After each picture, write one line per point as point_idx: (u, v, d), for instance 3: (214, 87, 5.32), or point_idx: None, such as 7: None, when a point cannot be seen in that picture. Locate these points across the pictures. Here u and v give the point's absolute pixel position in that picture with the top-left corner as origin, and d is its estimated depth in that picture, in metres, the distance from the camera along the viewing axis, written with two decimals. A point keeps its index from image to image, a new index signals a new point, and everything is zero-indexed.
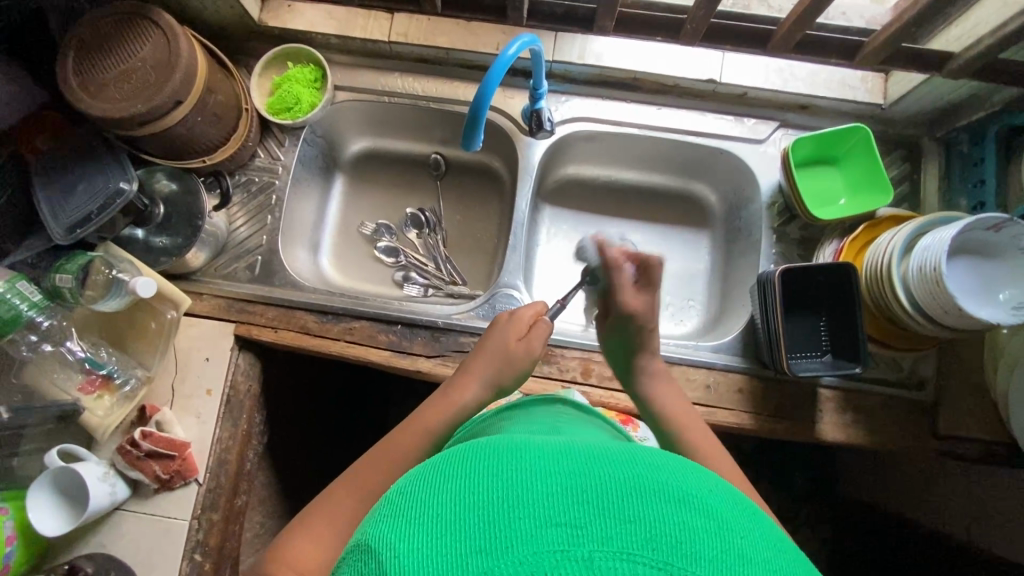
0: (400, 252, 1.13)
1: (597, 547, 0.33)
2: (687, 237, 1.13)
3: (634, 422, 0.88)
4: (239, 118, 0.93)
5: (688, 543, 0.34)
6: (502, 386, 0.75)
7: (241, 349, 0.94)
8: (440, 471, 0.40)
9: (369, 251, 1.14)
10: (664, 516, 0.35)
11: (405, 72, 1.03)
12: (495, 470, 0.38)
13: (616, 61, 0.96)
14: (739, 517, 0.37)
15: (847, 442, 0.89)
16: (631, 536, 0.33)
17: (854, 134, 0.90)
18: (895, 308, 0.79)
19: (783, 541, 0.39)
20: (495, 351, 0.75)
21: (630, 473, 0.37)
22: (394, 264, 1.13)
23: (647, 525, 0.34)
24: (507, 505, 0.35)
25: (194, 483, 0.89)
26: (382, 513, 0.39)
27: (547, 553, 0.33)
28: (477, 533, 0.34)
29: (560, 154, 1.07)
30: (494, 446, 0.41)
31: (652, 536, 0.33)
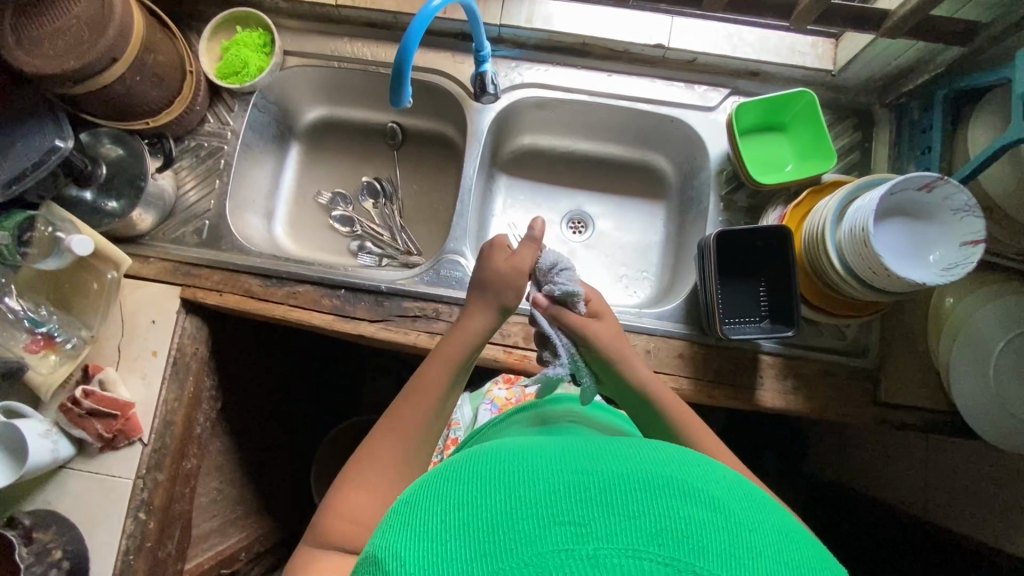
0: (355, 221, 1.13)
1: (601, 545, 0.35)
2: (644, 209, 1.13)
3: None
4: (183, 80, 0.93)
5: (694, 537, 0.36)
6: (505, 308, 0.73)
7: (187, 313, 0.95)
8: (446, 479, 0.43)
9: (325, 221, 1.14)
10: (668, 512, 0.37)
11: (354, 37, 1.02)
12: (501, 476, 0.41)
13: (564, 25, 0.95)
14: (744, 509, 0.40)
15: (787, 409, 0.89)
16: (637, 531, 0.36)
17: (798, 99, 0.88)
18: (830, 273, 0.79)
19: (794, 532, 0.41)
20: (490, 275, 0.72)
21: (633, 473, 0.40)
22: (350, 233, 1.13)
23: (651, 520, 0.36)
24: (511, 509, 0.38)
25: (139, 443, 0.90)
26: (389, 525, 0.41)
27: (551, 553, 0.35)
28: (485, 536, 0.37)
29: (513, 122, 1.07)
30: (501, 454, 0.44)
31: (657, 532, 0.36)
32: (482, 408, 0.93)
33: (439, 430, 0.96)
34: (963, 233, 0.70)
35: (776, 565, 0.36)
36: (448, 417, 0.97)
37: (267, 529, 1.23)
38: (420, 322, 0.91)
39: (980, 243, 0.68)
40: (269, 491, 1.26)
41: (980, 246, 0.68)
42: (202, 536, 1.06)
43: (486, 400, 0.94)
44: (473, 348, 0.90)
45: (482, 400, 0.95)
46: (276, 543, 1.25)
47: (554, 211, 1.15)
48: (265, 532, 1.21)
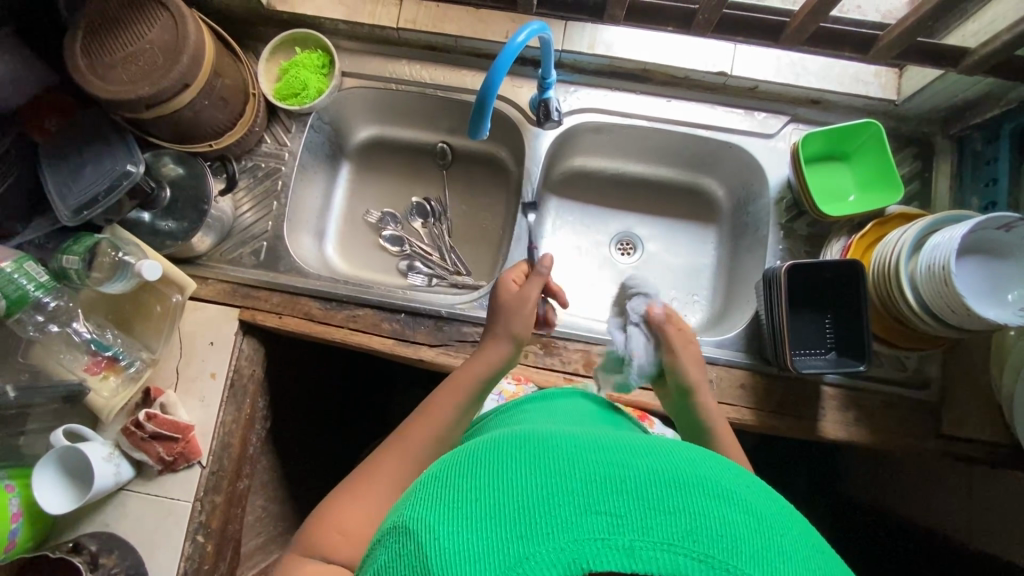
0: (404, 241, 1.13)
1: (637, 537, 0.35)
2: (693, 232, 1.13)
3: (650, 420, 0.89)
4: (246, 102, 0.92)
5: (728, 538, 0.36)
6: (520, 338, 0.73)
7: (244, 334, 0.95)
8: (476, 457, 0.42)
9: (374, 240, 1.14)
10: (704, 510, 0.37)
11: (413, 60, 1.02)
12: (533, 461, 0.40)
13: (626, 51, 0.95)
14: (777, 516, 0.39)
15: (849, 440, 0.89)
16: (672, 528, 0.36)
17: (864, 130, 0.88)
18: (902, 307, 0.79)
19: (820, 541, 0.41)
20: (503, 312, 0.74)
21: (668, 467, 0.39)
22: (399, 252, 1.13)
23: (688, 517, 0.36)
24: (546, 492, 0.37)
25: (197, 466, 0.90)
26: (416, 499, 0.41)
27: (587, 540, 0.35)
28: (517, 517, 0.36)
29: (568, 145, 1.07)
30: (532, 438, 0.43)
31: (693, 529, 0.36)
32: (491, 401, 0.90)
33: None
34: None
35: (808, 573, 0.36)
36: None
37: None
38: None
39: None
40: (309, 507, 1.26)
41: None
42: (249, 554, 1.06)
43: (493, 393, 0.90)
44: (534, 376, 0.90)
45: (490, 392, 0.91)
46: None
47: (603, 233, 1.16)
48: None
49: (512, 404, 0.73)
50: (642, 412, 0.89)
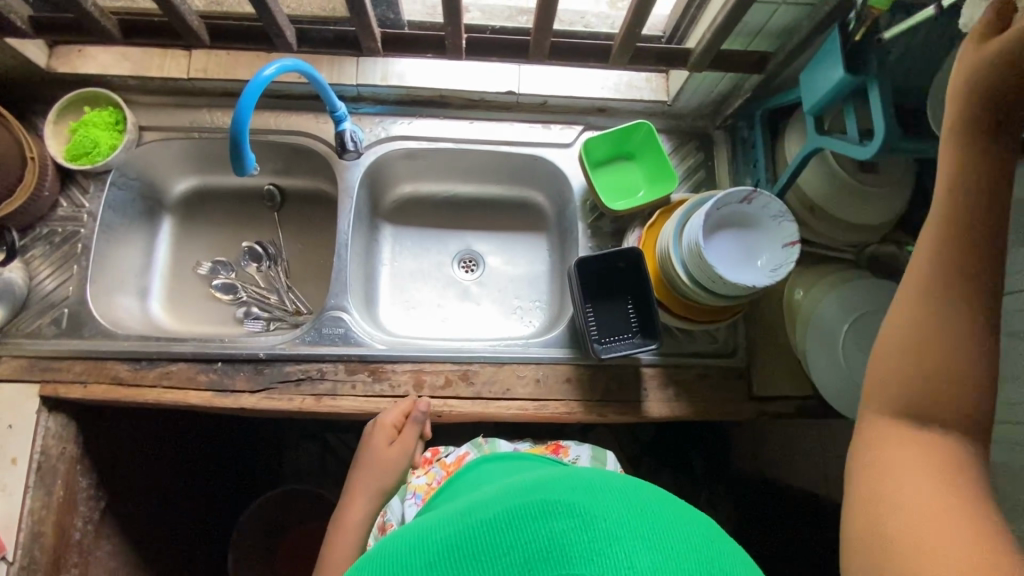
0: (237, 287, 1.11)
1: None
2: (527, 242, 1.19)
3: (563, 448, 0.93)
4: (24, 167, 0.89)
5: (557, 552, 0.37)
6: (386, 485, 0.88)
7: (49, 411, 0.89)
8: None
9: (209, 290, 1.11)
10: (532, 536, 0.39)
11: (215, 107, 1.02)
12: (396, 555, 0.41)
13: (419, 80, 1.00)
14: (605, 501, 0.42)
15: (673, 416, 0.94)
16: (508, 567, 0.37)
17: (638, 129, 0.97)
18: (681, 286, 0.84)
19: (654, 499, 0.43)
20: (370, 466, 0.88)
21: (507, 509, 0.42)
22: (234, 300, 1.11)
23: (518, 551, 0.38)
24: None
25: (3, 562, 0.83)
26: None
27: None
28: None
29: (387, 174, 1.09)
30: (394, 538, 0.45)
31: (525, 560, 0.37)
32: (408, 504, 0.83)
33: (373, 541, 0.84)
34: (783, 237, 0.79)
35: (635, 542, 0.38)
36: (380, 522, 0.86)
37: None
38: (305, 385, 0.90)
39: (795, 244, 0.77)
40: None
41: (797, 247, 0.77)
42: None
43: (410, 495, 0.84)
44: (363, 405, 0.90)
45: (406, 495, 0.84)
46: None
47: (442, 254, 1.19)
48: None
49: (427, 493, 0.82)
50: (555, 445, 0.93)
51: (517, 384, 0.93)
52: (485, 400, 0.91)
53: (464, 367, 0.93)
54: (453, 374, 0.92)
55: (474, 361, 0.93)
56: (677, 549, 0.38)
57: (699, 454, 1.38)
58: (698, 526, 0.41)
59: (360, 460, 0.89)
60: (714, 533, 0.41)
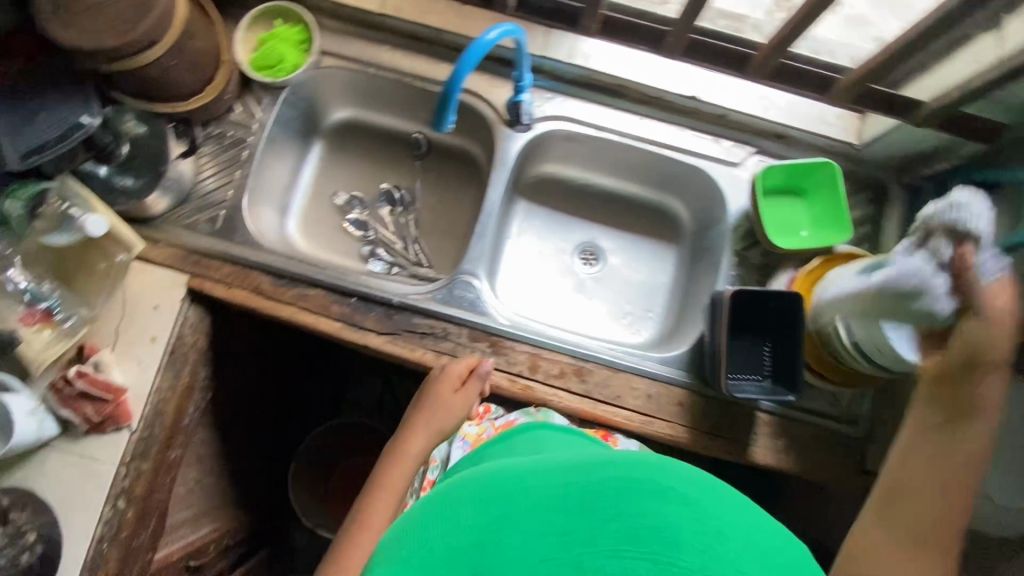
0: (369, 226, 1.14)
1: (585, 551, 0.42)
2: (654, 250, 1.15)
3: (614, 437, 0.89)
4: (217, 68, 0.91)
5: (661, 534, 0.42)
6: (444, 431, 0.84)
7: (191, 302, 0.93)
8: (436, 507, 0.48)
9: (340, 223, 1.14)
10: (632, 510, 0.43)
11: (395, 47, 1.02)
12: (493, 495, 0.46)
13: (603, 64, 0.98)
14: (692, 489, 0.45)
15: (776, 467, 0.92)
16: (612, 534, 0.42)
17: (822, 168, 0.92)
18: (836, 344, 0.82)
19: (714, 483, 0.47)
20: (433, 410, 0.84)
21: (601, 478, 0.46)
22: (362, 237, 1.14)
23: (621, 523, 0.43)
24: (502, 524, 0.44)
25: (127, 430, 0.88)
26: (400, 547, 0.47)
27: (543, 561, 0.42)
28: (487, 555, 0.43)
29: (540, 151, 1.08)
30: (480, 478, 0.49)
31: (628, 533, 0.42)
32: (454, 447, 0.86)
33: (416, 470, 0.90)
34: None
35: (724, 536, 0.43)
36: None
37: (237, 523, 1.23)
38: (427, 340, 0.92)
39: None
40: (244, 484, 1.24)
41: None
42: (173, 526, 1.04)
43: (457, 438, 0.87)
44: None
45: (455, 438, 0.88)
46: (243, 537, 1.25)
47: (567, 241, 1.17)
48: (235, 526, 1.21)
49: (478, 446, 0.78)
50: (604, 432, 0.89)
51: (629, 395, 0.91)
52: (595, 401, 0.91)
53: (581, 364, 0.92)
54: (568, 367, 0.92)
55: (591, 360, 0.92)
56: (761, 548, 0.43)
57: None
58: (771, 531, 0.45)
59: (419, 405, 0.85)
60: (781, 534, 0.46)
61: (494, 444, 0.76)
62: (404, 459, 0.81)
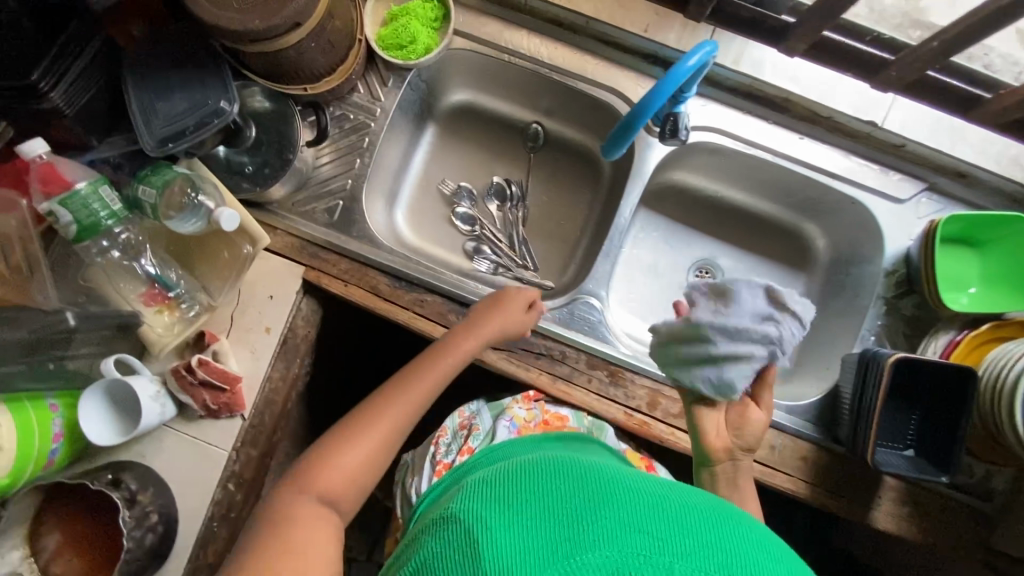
0: (477, 221, 1.08)
1: (675, 561, 0.38)
2: (779, 277, 1.07)
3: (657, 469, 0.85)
4: (350, 48, 0.84)
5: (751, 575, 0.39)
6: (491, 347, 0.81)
7: (305, 294, 0.91)
8: (514, 478, 0.47)
9: (448, 215, 1.08)
10: (724, 545, 0.40)
11: (534, 32, 0.92)
12: (580, 481, 0.45)
13: (775, 76, 0.86)
14: (785, 557, 0.42)
15: (896, 533, 0.87)
16: (706, 559, 0.39)
17: (1013, 223, 0.82)
18: (1005, 428, 0.72)
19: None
20: (498, 316, 0.80)
21: (695, 506, 0.43)
22: (469, 232, 1.08)
23: (715, 554, 0.39)
24: (591, 506, 0.42)
25: (239, 417, 0.88)
26: (470, 499, 0.46)
27: (632, 556, 0.38)
28: (567, 521, 0.41)
29: (676, 160, 0.98)
30: (565, 466, 0.48)
31: (723, 562, 0.39)
32: (501, 423, 0.83)
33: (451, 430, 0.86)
34: None
35: None
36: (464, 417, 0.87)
37: None
38: (543, 361, 0.88)
39: None
40: None
41: None
42: None
43: (505, 416, 0.83)
44: (596, 404, 0.86)
45: (501, 414, 0.84)
46: None
47: (683, 256, 1.09)
48: None
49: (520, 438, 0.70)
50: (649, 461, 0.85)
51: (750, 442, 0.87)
52: None
53: None
54: None
55: None
56: None
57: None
58: None
59: (488, 311, 0.80)
60: None
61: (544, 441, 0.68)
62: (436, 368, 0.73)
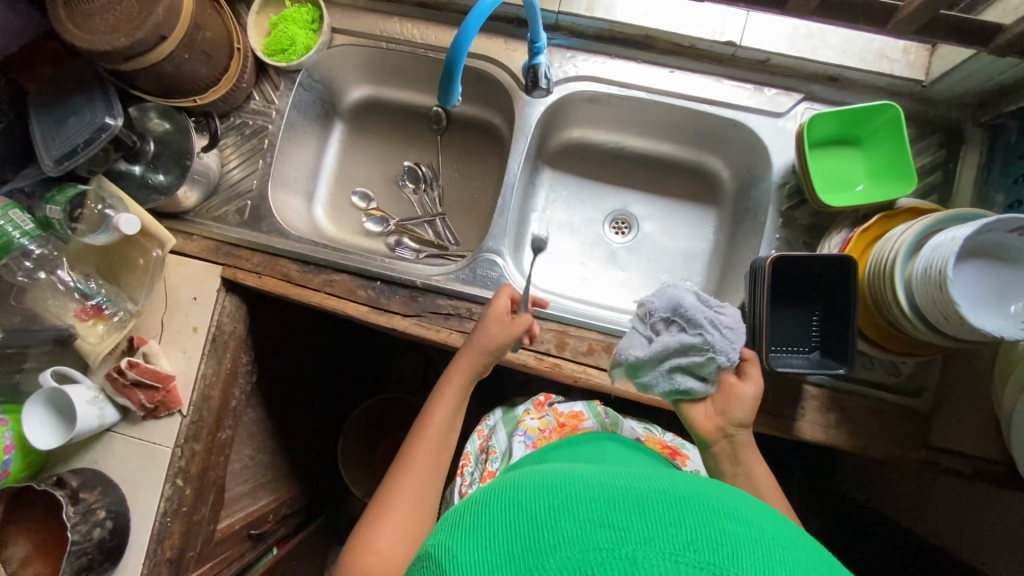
0: (389, 220, 1.12)
1: (641, 547, 0.34)
2: (693, 214, 1.07)
3: (682, 455, 0.88)
4: (231, 57, 0.91)
5: (745, 559, 0.34)
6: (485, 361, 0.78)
7: (227, 292, 0.96)
8: (474, 531, 0.39)
9: (361, 219, 1.12)
10: (715, 527, 0.36)
11: (406, 17, 0.99)
12: (563, 536, 0.36)
13: (628, 15, 0.89)
14: (789, 539, 0.37)
15: (828, 443, 0.85)
16: (680, 539, 0.35)
17: (882, 112, 0.81)
18: (894, 311, 0.73)
19: None
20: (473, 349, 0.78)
21: (696, 502, 0.38)
22: (384, 232, 1.11)
23: (703, 530, 0.35)
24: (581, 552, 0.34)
25: (178, 414, 0.93)
26: (442, 533, 0.42)
27: (594, 550, 0.34)
28: (534, 537, 0.36)
29: (563, 115, 1.01)
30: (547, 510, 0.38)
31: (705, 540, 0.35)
32: (516, 438, 0.86)
33: (474, 457, 0.89)
34: None
35: None
36: (482, 441, 0.91)
37: (292, 495, 1.29)
38: (452, 321, 0.90)
39: None
40: (295, 460, 1.30)
41: None
42: (234, 499, 1.10)
43: (518, 431, 0.86)
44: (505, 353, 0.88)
45: (515, 429, 0.87)
46: (298, 508, 1.31)
47: (596, 209, 1.11)
48: (290, 498, 1.28)
49: (475, 497, 0.44)
50: (674, 449, 0.88)
51: None
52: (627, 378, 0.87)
53: (610, 340, 0.88)
54: (597, 344, 0.88)
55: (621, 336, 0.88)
56: None
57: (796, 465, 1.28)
58: None
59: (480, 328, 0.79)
60: None
61: (496, 497, 0.41)
62: (445, 398, 0.75)
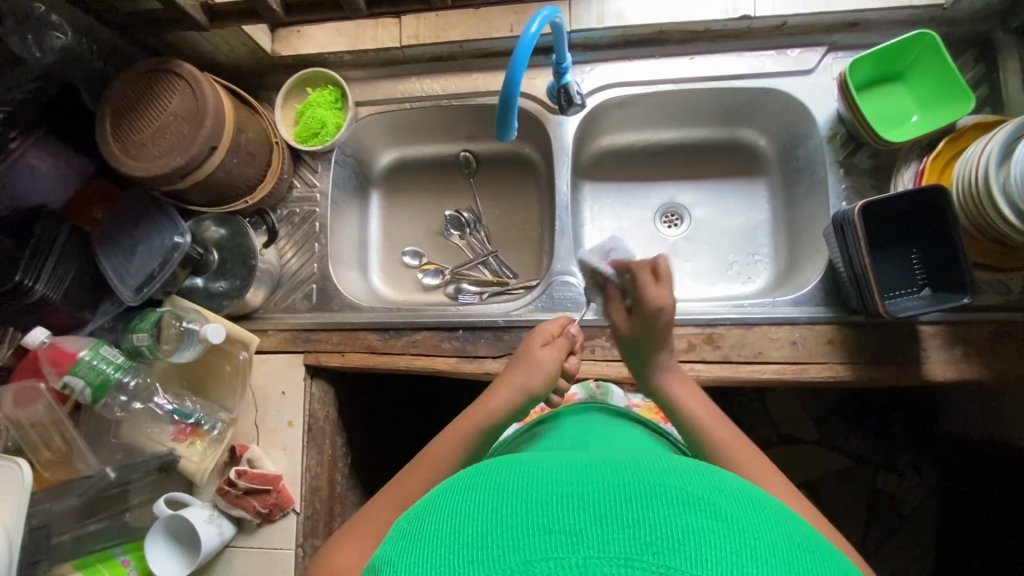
0: (443, 269, 1.12)
1: (592, 553, 0.33)
2: (743, 189, 1.06)
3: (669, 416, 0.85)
4: (271, 152, 0.94)
5: (694, 546, 0.33)
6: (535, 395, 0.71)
7: (313, 378, 0.95)
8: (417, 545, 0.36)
9: (417, 277, 1.12)
10: (668, 520, 0.34)
11: (424, 74, 1.02)
12: (508, 548, 0.34)
13: (639, 16, 0.91)
14: (747, 517, 0.36)
15: (962, 378, 0.81)
16: (631, 540, 0.33)
17: (918, 42, 0.81)
18: (999, 225, 0.70)
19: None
20: (519, 364, 0.72)
21: (647, 493, 0.36)
22: (443, 283, 1.11)
23: (648, 528, 0.34)
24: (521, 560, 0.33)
25: (292, 514, 0.90)
26: (392, 540, 0.40)
27: (539, 560, 0.33)
28: (477, 544, 0.35)
29: (594, 127, 1.02)
30: (489, 517, 0.36)
31: (652, 539, 0.33)
32: None
33: None
34: None
35: None
36: None
37: None
38: None
39: None
40: None
41: None
42: None
43: None
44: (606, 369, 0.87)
45: None
46: None
47: (644, 208, 1.09)
48: None
49: (425, 503, 0.41)
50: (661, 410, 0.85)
51: (771, 347, 0.85)
52: (736, 364, 0.85)
53: (709, 330, 0.86)
54: (696, 337, 0.86)
55: (720, 324, 0.86)
56: None
57: (908, 416, 1.21)
58: None
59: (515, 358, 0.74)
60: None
61: (441, 505, 0.39)
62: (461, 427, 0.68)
